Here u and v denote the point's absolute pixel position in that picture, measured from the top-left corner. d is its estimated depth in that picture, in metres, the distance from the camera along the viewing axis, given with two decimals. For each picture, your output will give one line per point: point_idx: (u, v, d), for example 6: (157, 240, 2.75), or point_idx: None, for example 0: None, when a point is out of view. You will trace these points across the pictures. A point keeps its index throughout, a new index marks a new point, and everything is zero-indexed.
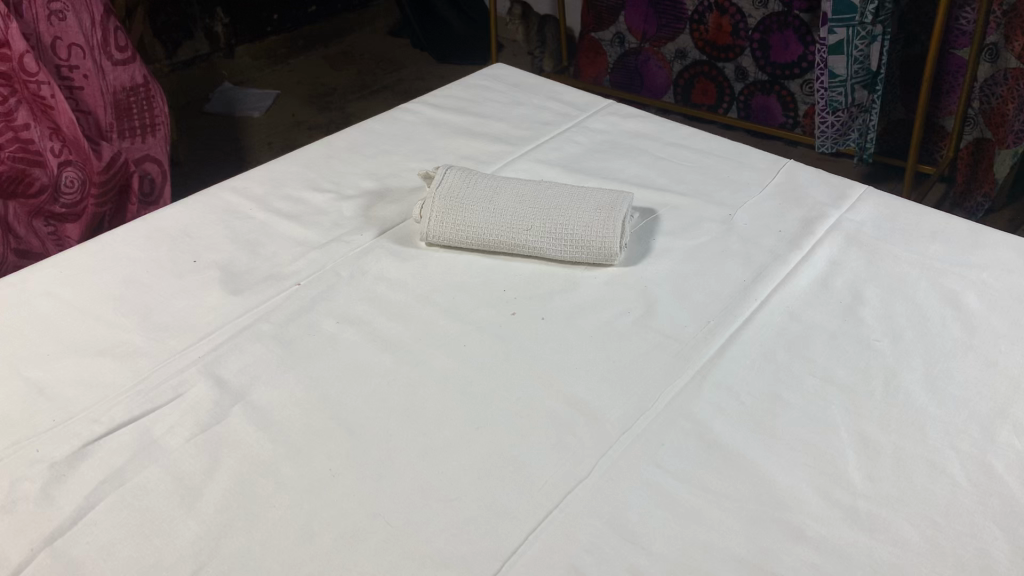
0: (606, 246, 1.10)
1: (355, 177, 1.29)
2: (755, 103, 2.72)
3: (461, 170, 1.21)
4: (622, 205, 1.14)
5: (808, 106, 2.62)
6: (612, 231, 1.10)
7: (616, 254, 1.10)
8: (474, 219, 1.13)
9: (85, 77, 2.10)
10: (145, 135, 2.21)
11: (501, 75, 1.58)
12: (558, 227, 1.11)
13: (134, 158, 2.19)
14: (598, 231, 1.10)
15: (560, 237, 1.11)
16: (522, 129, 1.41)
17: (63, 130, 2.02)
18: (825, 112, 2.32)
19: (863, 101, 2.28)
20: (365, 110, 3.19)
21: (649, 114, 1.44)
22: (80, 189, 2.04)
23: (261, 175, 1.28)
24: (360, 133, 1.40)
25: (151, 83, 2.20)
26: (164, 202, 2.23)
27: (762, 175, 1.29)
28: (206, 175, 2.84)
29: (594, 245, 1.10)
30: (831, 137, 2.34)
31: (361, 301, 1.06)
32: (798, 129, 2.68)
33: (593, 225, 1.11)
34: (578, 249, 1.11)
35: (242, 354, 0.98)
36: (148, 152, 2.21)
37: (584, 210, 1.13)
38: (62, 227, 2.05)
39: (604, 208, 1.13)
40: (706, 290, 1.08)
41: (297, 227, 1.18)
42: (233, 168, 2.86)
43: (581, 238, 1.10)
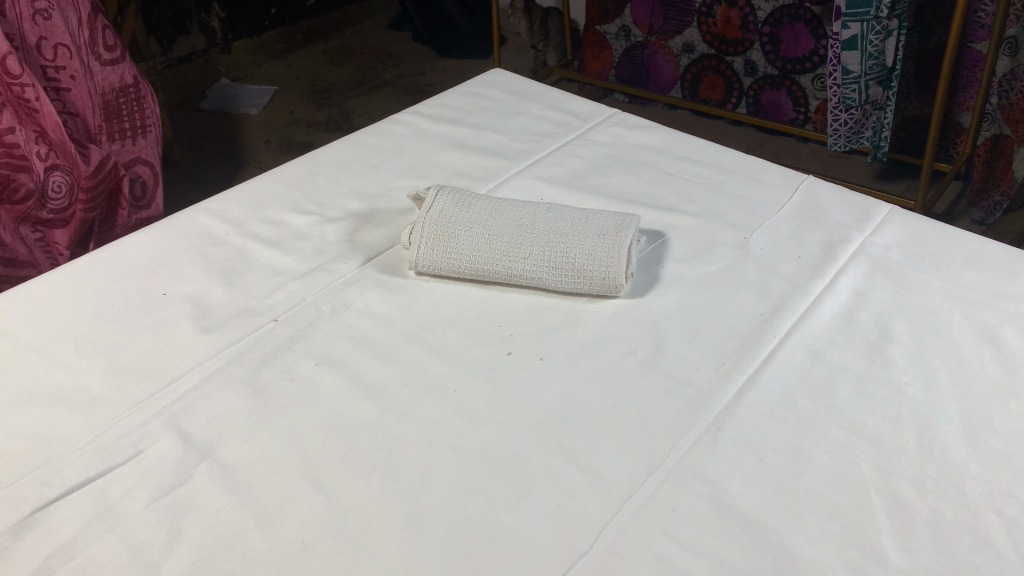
0: (610, 277, 1.01)
1: (340, 197, 1.20)
2: (765, 99, 2.62)
3: (454, 190, 1.12)
4: (628, 230, 1.05)
5: (819, 102, 2.50)
6: (617, 260, 1.01)
7: (621, 285, 1.01)
8: (467, 247, 1.04)
9: (72, 77, 2.00)
10: (136, 137, 2.12)
11: (499, 83, 1.49)
12: (559, 257, 1.02)
13: (125, 160, 2.09)
14: (602, 261, 1.01)
15: (560, 267, 1.02)
16: (521, 141, 1.32)
17: (49, 133, 1.93)
18: (837, 109, 2.21)
19: (877, 97, 2.18)
20: (364, 106, 3.09)
21: (656, 125, 1.35)
22: (67, 194, 1.94)
23: (240, 196, 1.20)
24: (348, 146, 1.31)
25: (142, 83, 2.11)
26: (157, 207, 2.14)
27: (779, 193, 1.20)
28: (202, 174, 2.73)
29: (598, 276, 1.01)
30: (845, 135, 2.25)
31: (344, 338, 0.97)
32: (809, 125, 2.57)
33: (596, 254, 1.02)
34: (580, 280, 1.02)
35: (211, 402, 0.89)
36: (140, 155, 2.11)
37: (586, 237, 1.04)
38: (50, 234, 1.96)
39: (609, 235, 1.04)
40: (719, 325, 0.99)
41: (277, 254, 1.10)
42: (229, 168, 2.76)
43: (583, 269, 1.01)
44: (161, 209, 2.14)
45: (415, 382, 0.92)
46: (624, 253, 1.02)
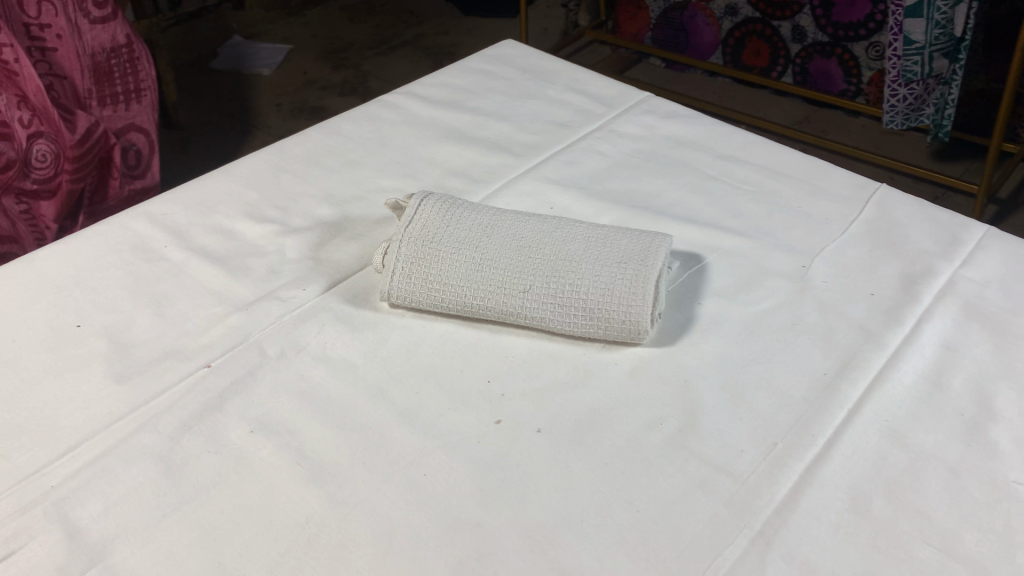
0: (632, 321, 0.79)
1: (307, 200, 0.99)
2: (813, 68, 2.36)
3: (443, 197, 0.91)
4: (656, 258, 0.83)
5: (873, 72, 2.25)
6: (641, 299, 0.79)
7: (645, 331, 0.79)
8: (454, 275, 0.83)
9: (58, 36, 1.66)
10: (129, 101, 1.79)
11: (511, 58, 1.26)
12: (568, 293, 0.81)
13: (116, 127, 1.77)
14: (622, 300, 0.80)
15: (568, 306, 0.81)
16: (532, 132, 1.10)
17: (32, 98, 1.57)
18: (897, 83, 1.96)
19: (942, 71, 1.90)
20: (381, 67, 2.81)
21: (695, 115, 1.12)
22: (53, 164, 1.59)
23: (187, 198, 0.99)
24: (324, 134, 1.10)
25: (136, 43, 1.77)
26: (153, 176, 1.82)
27: (845, 206, 0.97)
28: (206, 140, 2.44)
29: (616, 319, 0.80)
30: (903, 112, 2.01)
31: (291, 392, 0.77)
32: (860, 99, 2.32)
33: (615, 291, 0.80)
34: (593, 323, 0.80)
35: (112, 483, 0.70)
36: (133, 120, 1.79)
37: (603, 267, 0.82)
38: (35, 206, 1.61)
39: (633, 265, 0.82)
40: (769, 388, 0.77)
41: (221, 274, 0.89)
42: (237, 133, 2.47)
43: (598, 310, 0.80)
44: (157, 179, 1.82)
45: (374, 457, 0.72)
46: (649, 289, 0.80)
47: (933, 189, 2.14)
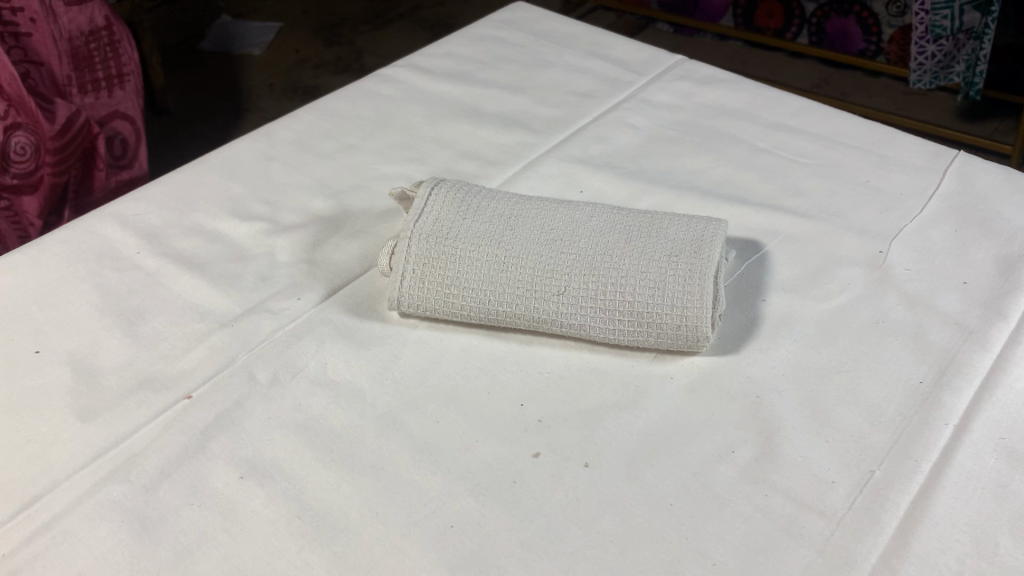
0: (688, 326, 0.67)
1: (300, 192, 0.86)
2: (830, 27, 2.21)
3: (457, 183, 0.78)
4: (713, 248, 0.70)
5: (893, 30, 2.11)
6: (699, 300, 0.67)
7: (704, 337, 0.67)
8: (475, 277, 0.70)
9: (30, 20, 1.45)
10: (112, 87, 1.58)
11: (523, 22, 1.13)
12: (611, 294, 0.68)
13: (99, 115, 1.56)
14: (675, 302, 0.67)
15: (612, 310, 0.68)
16: (552, 104, 0.97)
17: (5, 86, 1.36)
18: (925, 40, 1.82)
19: (973, 25, 1.76)
20: (377, 42, 2.65)
21: (736, 79, 0.99)
22: (35, 156, 1.40)
23: (162, 194, 0.86)
24: (316, 115, 0.97)
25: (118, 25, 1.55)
26: (143, 168, 1.61)
27: (919, 178, 0.84)
28: (200, 125, 2.30)
29: (669, 325, 0.67)
30: (931, 70, 1.87)
31: (287, 427, 0.65)
32: (880, 58, 2.18)
33: (668, 290, 0.67)
34: (641, 329, 0.68)
35: (74, 549, 0.57)
36: (117, 108, 1.58)
37: (650, 261, 0.69)
38: (17, 202, 1.40)
39: (685, 258, 0.69)
40: (856, 402, 0.65)
41: (202, 284, 0.76)
42: (230, 117, 2.33)
43: (648, 313, 0.67)
44: (146, 169, 1.60)
45: (389, 505, 0.59)
46: (707, 287, 0.67)
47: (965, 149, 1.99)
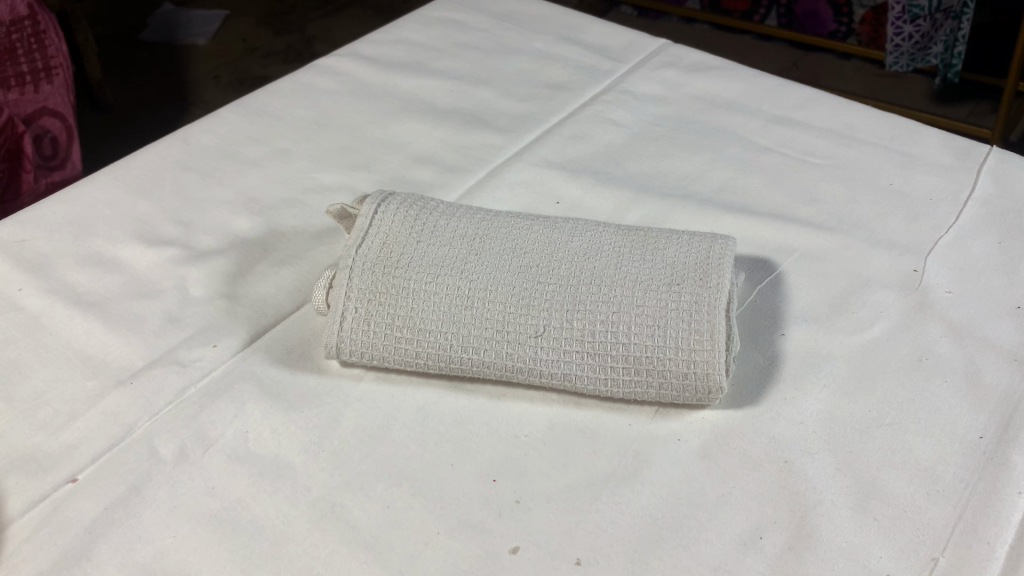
0: (697, 374, 0.54)
1: (221, 209, 0.72)
2: (800, 8, 2.09)
3: (409, 197, 0.64)
4: (723, 275, 0.57)
5: (864, 10, 1.99)
6: (710, 343, 0.54)
7: (717, 388, 0.54)
8: (431, 317, 0.57)
9: None
10: (39, 81, 1.30)
11: (483, 4, 0.99)
12: (601, 336, 0.55)
13: (24, 114, 1.29)
14: (680, 344, 0.54)
15: (602, 356, 0.55)
16: (519, 98, 0.83)
17: None
18: (900, 21, 1.70)
19: (952, 4, 1.64)
20: (328, 30, 2.49)
21: (729, 66, 0.86)
22: None
23: (53, 215, 0.72)
24: (243, 115, 0.82)
25: (42, 13, 1.33)
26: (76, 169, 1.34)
27: (950, 179, 0.72)
28: (138, 121, 2.13)
29: (673, 373, 0.54)
30: (908, 52, 1.74)
31: (196, 519, 0.51)
32: (851, 39, 2.06)
33: (670, 330, 0.54)
34: (639, 378, 0.55)
35: None
36: (46, 104, 1.31)
37: (647, 293, 0.56)
38: None
39: (688, 287, 0.56)
40: (905, 466, 0.52)
41: (97, 327, 0.62)
42: (170, 111, 2.16)
43: (646, 359, 0.54)
44: (81, 169, 1.34)
45: None
46: (718, 325, 0.55)
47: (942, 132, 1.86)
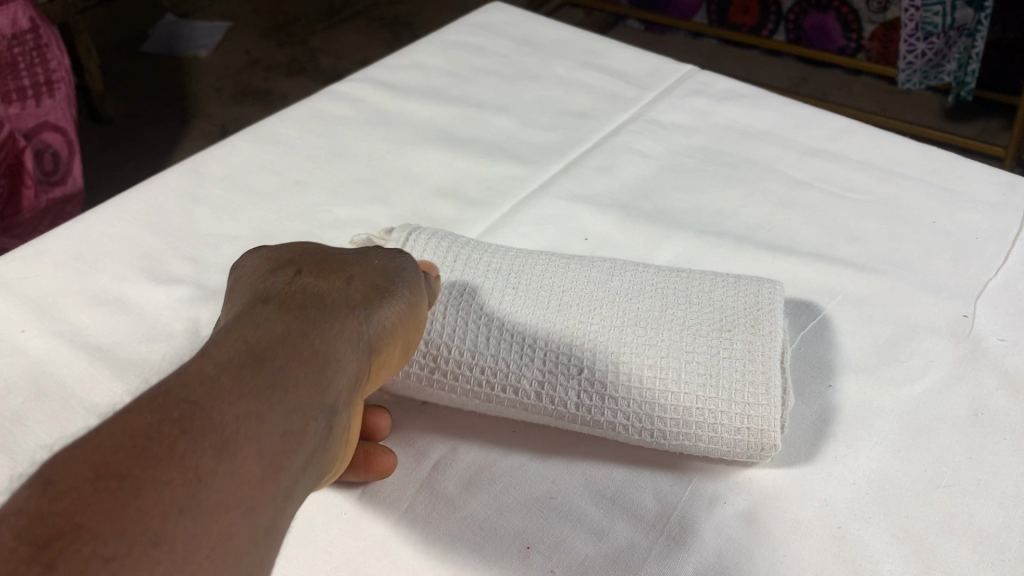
0: (750, 430, 0.50)
1: (234, 245, 0.69)
2: (809, 24, 2.03)
3: (437, 232, 0.61)
4: (775, 324, 0.54)
5: (875, 27, 1.93)
6: (766, 402, 0.51)
7: (771, 446, 0.51)
8: (466, 349, 0.53)
9: None
10: (40, 95, 1.27)
11: (501, 26, 0.96)
12: (649, 382, 0.52)
13: (25, 127, 1.25)
14: (733, 396, 0.51)
15: (649, 404, 0.52)
16: (542, 127, 0.80)
17: None
18: (914, 38, 1.65)
19: (965, 21, 1.60)
20: (332, 43, 2.46)
21: (759, 94, 0.83)
22: None
23: (57, 250, 0.68)
24: (255, 143, 0.79)
25: (45, 25, 1.29)
26: (75, 185, 1.31)
27: (995, 216, 0.69)
28: (141, 135, 2.10)
29: (725, 428, 0.51)
30: (922, 70, 1.69)
31: None
32: (861, 55, 2.01)
33: (724, 381, 0.51)
34: (688, 431, 0.51)
35: None
36: (46, 118, 1.27)
37: (698, 338, 0.53)
38: None
39: (740, 335, 0.53)
40: (966, 533, 0.49)
41: (103, 374, 0.59)
42: (174, 125, 2.13)
43: (697, 411, 0.51)
44: (82, 185, 1.32)
45: None
46: (773, 378, 0.52)
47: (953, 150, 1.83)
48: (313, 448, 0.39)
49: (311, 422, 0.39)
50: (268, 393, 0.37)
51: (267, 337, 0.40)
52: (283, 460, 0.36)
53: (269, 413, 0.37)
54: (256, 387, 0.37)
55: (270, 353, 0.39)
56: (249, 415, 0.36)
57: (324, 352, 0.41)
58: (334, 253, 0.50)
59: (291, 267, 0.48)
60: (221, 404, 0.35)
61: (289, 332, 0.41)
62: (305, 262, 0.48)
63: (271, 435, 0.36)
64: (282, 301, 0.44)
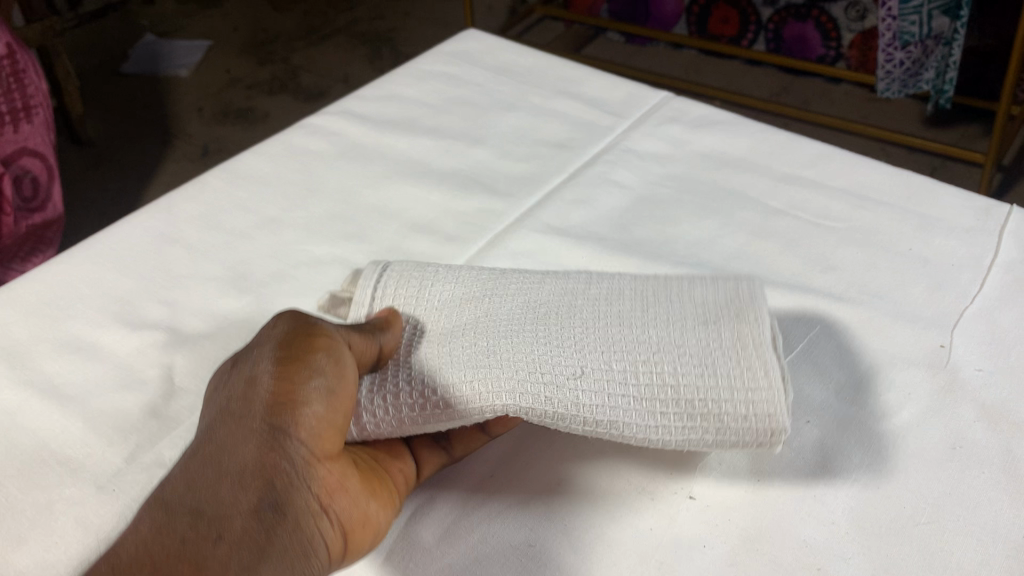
0: (758, 417, 0.49)
1: (207, 287, 0.68)
2: (788, 33, 2.05)
3: (406, 268, 0.60)
4: (760, 317, 0.53)
5: (854, 35, 1.94)
6: (768, 394, 0.50)
7: (779, 430, 0.49)
8: (456, 362, 0.52)
9: None
10: (18, 121, 1.26)
11: (475, 54, 0.96)
12: (646, 381, 0.50)
13: (3, 153, 1.23)
14: (733, 384, 0.50)
15: (650, 400, 0.50)
16: (518, 158, 0.80)
17: None
18: (892, 47, 1.64)
19: (942, 30, 1.60)
20: (313, 61, 2.45)
21: (733, 120, 0.83)
22: None
23: (29, 296, 0.68)
24: (230, 181, 0.79)
25: (20, 51, 1.29)
26: (54, 210, 1.30)
27: (971, 241, 0.69)
28: (121, 155, 2.08)
29: (731, 418, 0.49)
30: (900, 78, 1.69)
31: None
32: (841, 64, 2.01)
33: (719, 372, 0.50)
34: (695, 424, 0.50)
35: None
36: (24, 143, 1.26)
37: (684, 337, 0.52)
38: None
39: (727, 326, 0.53)
40: (947, 571, 0.49)
41: (76, 427, 0.58)
42: (154, 145, 2.12)
43: (698, 403, 0.50)
44: (62, 211, 1.31)
45: None
46: (769, 365, 0.51)
47: (933, 158, 1.84)
48: (260, 542, 0.44)
49: (250, 524, 0.44)
50: (197, 520, 0.44)
51: (210, 463, 0.46)
52: (223, 562, 0.42)
53: (198, 532, 0.43)
54: (183, 519, 0.44)
55: (196, 480, 0.46)
56: (185, 541, 0.43)
57: (253, 456, 0.46)
58: (249, 345, 0.51)
59: (229, 370, 0.51)
60: (153, 547, 0.43)
61: (225, 448, 0.46)
62: (238, 360, 0.51)
63: (205, 551, 0.43)
64: (223, 413, 0.48)
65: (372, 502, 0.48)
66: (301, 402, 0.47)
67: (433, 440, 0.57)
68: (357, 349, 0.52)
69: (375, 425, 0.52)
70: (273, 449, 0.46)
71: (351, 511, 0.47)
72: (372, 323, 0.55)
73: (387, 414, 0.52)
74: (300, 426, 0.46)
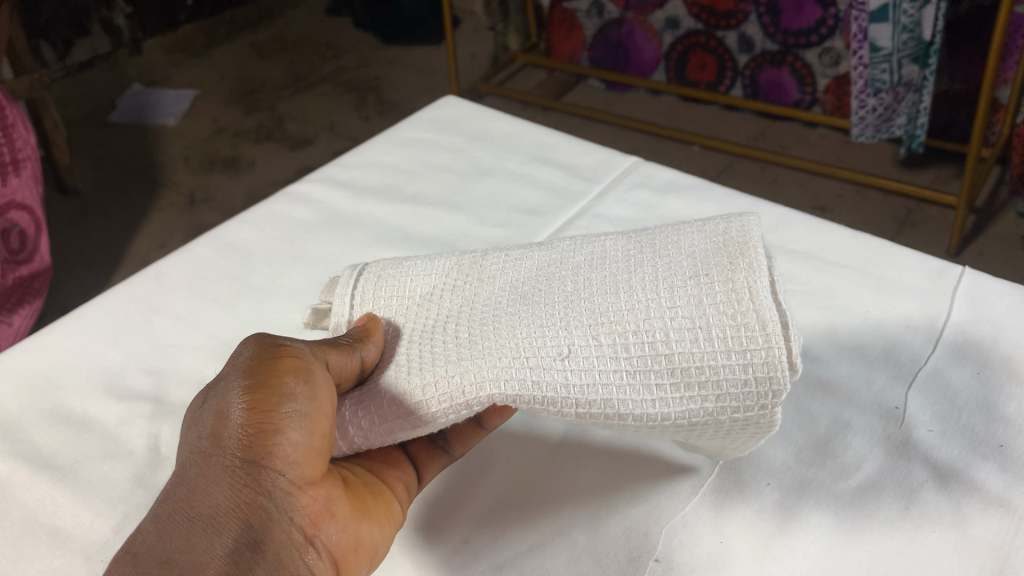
0: (758, 378, 0.50)
1: (193, 357, 0.71)
2: (764, 79, 2.10)
3: (382, 268, 0.64)
4: (756, 253, 0.54)
5: (828, 80, 1.99)
6: (763, 346, 0.50)
7: (780, 388, 0.50)
8: (436, 355, 0.55)
9: None
10: (7, 175, 1.28)
11: (453, 120, 0.99)
12: (635, 354, 0.52)
13: None
14: (728, 347, 0.50)
15: (642, 373, 0.51)
16: (493, 224, 0.83)
17: None
18: (864, 94, 1.67)
19: (911, 78, 1.63)
20: (299, 109, 2.49)
21: (701, 184, 0.87)
22: None
23: (20, 368, 0.70)
24: (216, 250, 0.82)
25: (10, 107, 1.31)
26: (42, 261, 1.32)
27: (926, 301, 0.72)
28: (107, 206, 2.10)
29: (728, 383, 0.50)
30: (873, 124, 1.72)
31: None
32: (816, 108, 2.06)
33: (709, 329, 0.51)
34: (692, 394, 0.51)
35: None
36: (12, 197, 1.29)
37: (674, 291, 0.53)
38: None
39: (716, 275, 0.53)
40: None
41: (64, 497, 0.60)
42: (140, 196, 2.14)
43: (690, 370, 0.51)
44: (49, 263, 1.33)
45: None
46: (766, 317, 0.50)
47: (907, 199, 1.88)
48: None
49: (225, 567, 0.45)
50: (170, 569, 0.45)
51: (183, 510, 0.47)
52: None
53: None
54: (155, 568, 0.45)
55: (171, 528, 0.47)
56: None
57: (228, 499, 0.47)
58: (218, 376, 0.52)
59: (202, 402, 0.52)
60: None
61: (199, 493, 0.48)
62: (209, 391, 0.52)
63: None
64: (195, 452, 0.49)
65: (363, 523, 0.50)
66: (276, 430, 0.48)
67: (431, 442, 0.61)
68: (335, 366, 0.54)
69: (362, 437, 0.54)
70: (251, 487, 0.47)
71: (340, 538, 0.49)
72: (350, 336, 0.56)
73: (372, 425, 0.54)
74: (277, 457, 0.48)
